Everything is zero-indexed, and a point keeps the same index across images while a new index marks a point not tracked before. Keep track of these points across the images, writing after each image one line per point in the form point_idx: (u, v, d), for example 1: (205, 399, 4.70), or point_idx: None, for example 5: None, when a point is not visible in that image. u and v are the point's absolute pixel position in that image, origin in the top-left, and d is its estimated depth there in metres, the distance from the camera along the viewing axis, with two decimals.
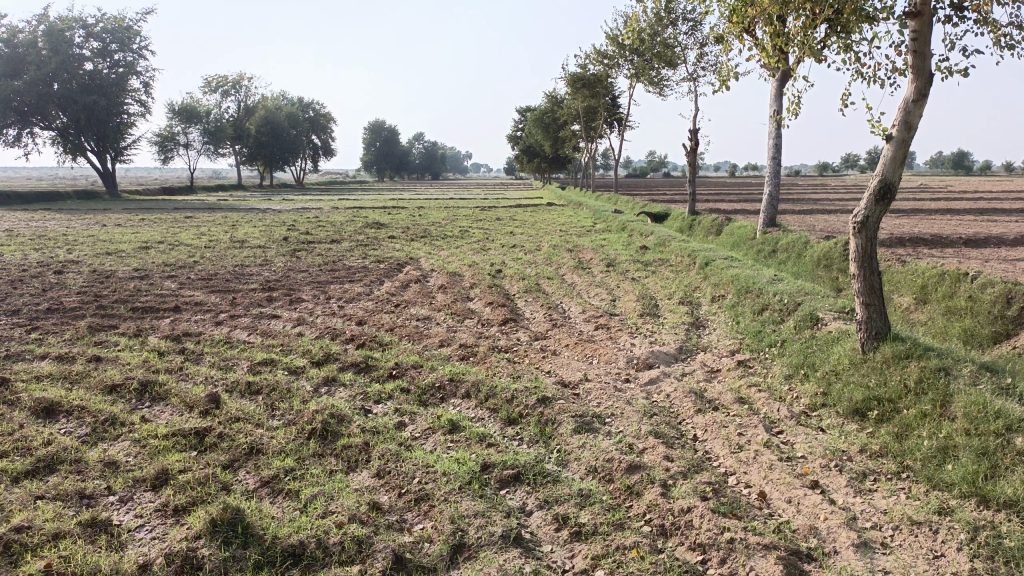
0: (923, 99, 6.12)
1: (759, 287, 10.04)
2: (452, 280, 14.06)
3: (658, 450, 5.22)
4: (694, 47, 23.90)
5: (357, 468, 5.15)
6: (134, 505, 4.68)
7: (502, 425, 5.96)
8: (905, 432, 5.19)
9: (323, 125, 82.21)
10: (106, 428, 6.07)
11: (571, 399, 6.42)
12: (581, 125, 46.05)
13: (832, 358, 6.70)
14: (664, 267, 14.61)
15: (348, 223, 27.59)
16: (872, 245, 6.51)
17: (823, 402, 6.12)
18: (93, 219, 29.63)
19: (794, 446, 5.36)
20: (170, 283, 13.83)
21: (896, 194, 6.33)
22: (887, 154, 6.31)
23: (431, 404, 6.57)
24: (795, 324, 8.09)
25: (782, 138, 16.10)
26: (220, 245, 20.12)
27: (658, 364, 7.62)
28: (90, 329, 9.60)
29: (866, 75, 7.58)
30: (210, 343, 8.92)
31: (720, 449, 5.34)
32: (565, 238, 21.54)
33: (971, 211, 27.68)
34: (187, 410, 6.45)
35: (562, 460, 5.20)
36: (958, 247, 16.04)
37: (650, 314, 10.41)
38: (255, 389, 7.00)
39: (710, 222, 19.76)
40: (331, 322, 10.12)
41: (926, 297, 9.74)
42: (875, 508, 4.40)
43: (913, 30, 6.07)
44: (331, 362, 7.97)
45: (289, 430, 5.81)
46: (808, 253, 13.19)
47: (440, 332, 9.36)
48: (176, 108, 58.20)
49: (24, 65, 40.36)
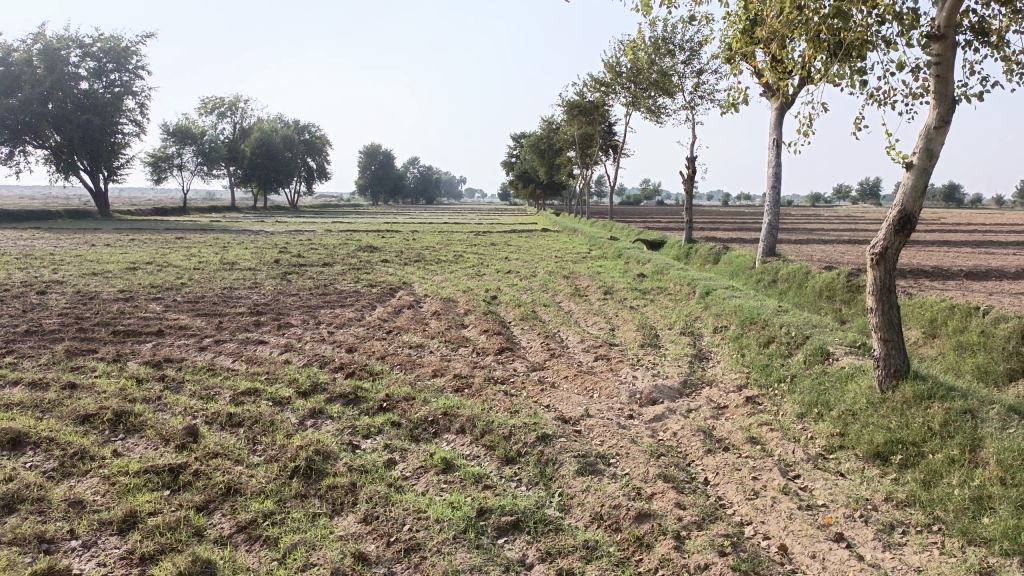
0: (945, 126, 5.86)
1: (765, 318, 9.70)
2: (446, 306, 13.71)
3: (668, 496, 4.85)
4: (692, 76, 23.83)
5: (343, 512, 4.75)
6: (97, 551, 4.26)
7: (499, 464, 5.57)
8: (932, 480, 4.84)
9: (319, 148, 82.28)
10: (75, 462, 5.65)
11: (572, 437, 6.04)
12: (576, 152, 46.06)
13: (848, 397, 6.34)
14: (662, 296, 14.32)
15: (341, 246, 27.24)
16: (890, 277, 6.20)
17: (840, 444, 5.77)
18: (82, 238, 29.21)
19: (814, 493, 4.99)
20: (156, 306, 13.43)
21: (917, 224, 6.02)
22: (907, 183, 6.02)
23: (423, 440, 6.18)
24: (804, 358, 7.75)
25: (782, 167, 15.90)
26: (209, 267, 19.73)
27: (662, 399, 7.27)
28: (67, 353, 9.19)
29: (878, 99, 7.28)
30: (192, 370, 8.51)
31: (733, 494, 4.97)
32: (560, 264, 21.27)
33: (969, 244, 27.57)
34: (162, 443, 6.04)
35: (564, 505, 4.82)
36: (959, 279, 15.77)
37: (651, 344, 10.05)
38: (236, 421, 6.59)
39: (708, 251, 19.51)
40: (321, 349, 9.73)
41: (935, 331, 9.43)
42: (908, 565, 4.04)
43: (936, 55, 5.84)
44: (318, 392, 7.57)
45: (270, 468, 5.40)
46: (810, 283, 12.89)
47: (434, 361, 8.98)
48: (171, 129, 58.00)
49: (18, 84, 40.16)
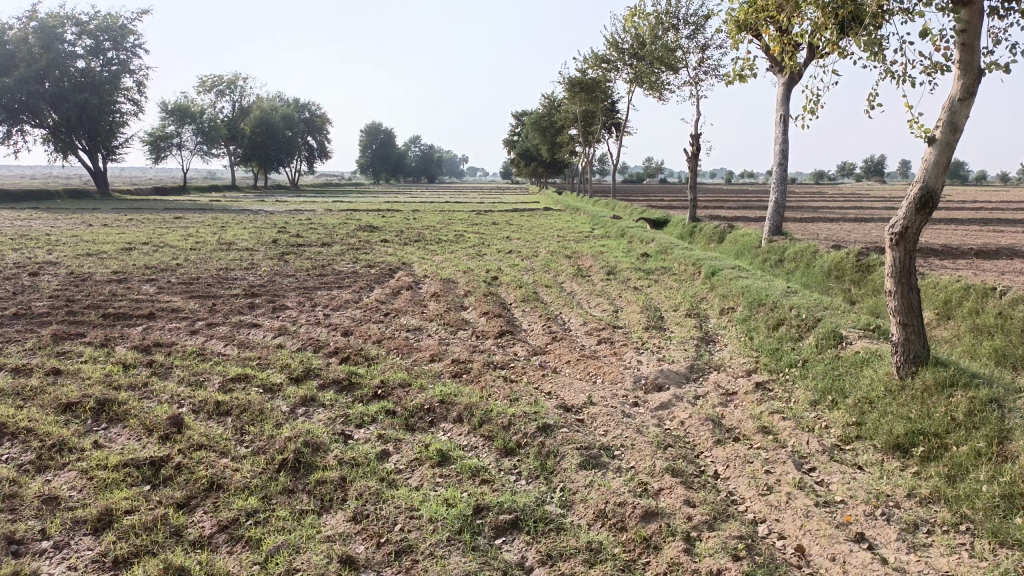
0: (970, 98, 5.52)
1: (774, 300, 9.36)
2: (446, 287, 13.40)
3: (677, 492, 4.56)
4: (696, 51, 23.32)
5: (331, 509, 4.49)
6: (68, 553, 4.01)
7: (498, 456, 5.30)
8: (958, 475, 4.57)
9: (319, 127, 81.68)
10: (53, 455, 5.39)
11: (575, 427, 5.74)
12: (578, 130, 45.51)
13: (864, 384, 6.05)
14: (667, 276, 14.00)
15: (341, 225, 26.85)
16: (910, 259, 5.88)
17: (857, 434, 5.48)
18: (80, 217, 28.92)
19: (831, 488, 4.71)
20: (148, 287, 13.12)
21: (939, 202, 5.69)
22: (930, 157, 5.68)
23: (419, 430, 5.91)
24: (816, 341, 7.44)
25: (789, 144, 15.51)
26: (206, 247, 19.43)
27: (668, 385, 7.00)
28: (54, 338, 8.91)
29: (892, 73, 6.85)
30: (182, 355, 8.23)
31: (745, 489, 4.69)
32: (562, 244, 20.95)
33: (977, 222, 27.19)
34: (145, 434, 5.77)
35: (566, 501, 4.56)
36: (970, 258, 15.43)
37: (656, 327, 9.72)
38: (224, 409, 6.30)
39: (713, 230, 19.17)
40: (315, 333, 9.44)
41: (949, 313, 9.10)
42: (934, 568, 3.76)
43: (962, 21, 5.47)
44: (311, 379, 7.28)
45: (256, 461, 5.13)
46: (818, 263, 12.55)
47: (431, 345, 8.69)
48: (170, 108, 57.42)
49: (14, 63, 39.38)
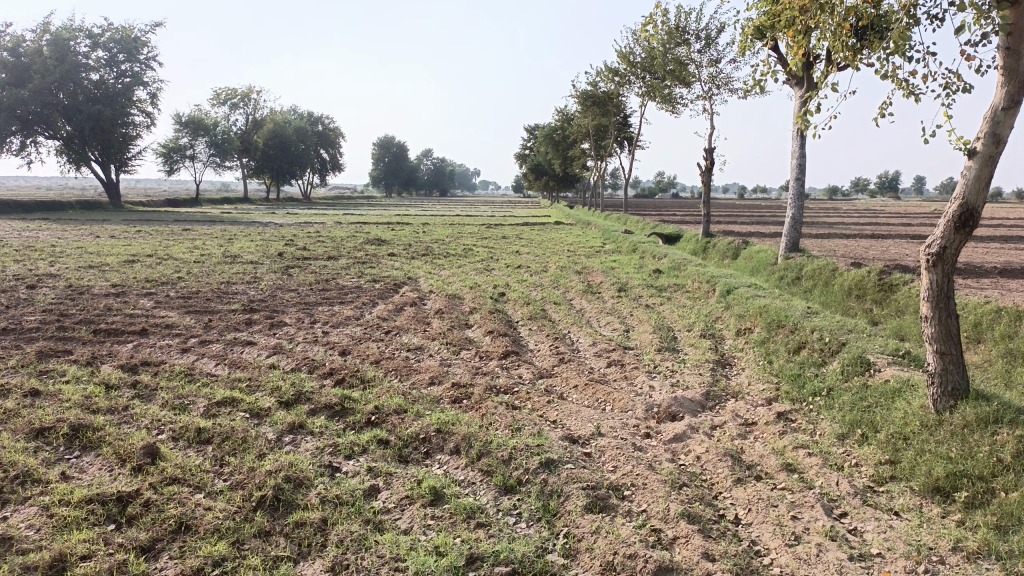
0: (1015, 107, 5.05)
1: (793, 321, 8.87)
2: (451, 303, 12.98)
3: (693, 543, 4.09)
4: (708, 65, 22.95)
5: (308, 556, 4.05)
6: None
7: (497, 494, 4.84)
8: (1009, 526, 4.08)
9: (332, 140, 81.89)
10: (14, 487, 4.97)
11: (581, 462, 5.27)
12: (590, 144, 45.18)
13: (896, 418, 5.57)
14: (680, 293, 13.55)
15: (349, 238, 26.52)
16: (949, 282, 5.39)
17: (892, 474, 4.99)
18: (89, 228, 28.72)
19: (865, 538, 4.23)
20: (146, 302, 12.75)
21: (980, 220, 5.21)
22: (970, 172, 5.21)
23: (412, 462, 5.47)
24: (841, 368, 6.96)
25: (806, 158, 15.05)
26: (210, 260, 19.08)
27: (682, 414, 6.53)
28: (39, 355, 8.53)
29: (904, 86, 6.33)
30: (169, 375, 7.81)
31: (769, 539, 4.22)
32: (573, 258, 20.53)
33: (997, 239, 26.56)
34: (118, 465, 5.35)
35: (569, 550, 4.09)
36: (994, 277, 14.86)
37: (669, 349, 9.24)
38: (205, 437, 5.88)
39: (726, 246, 18.71)
40: (311, 352, 9.02)
41: (980, 336, 8.57)
42: None
43: (1006, 22, 4.96)
44: (302, 403, 6.84)
45: (232, 498, 4.69)
46: (837, 281, 12.06)
47: (432, 366, 8.24)
48: (183, 120, 57.51)
49: (29, 74, 39.51)
